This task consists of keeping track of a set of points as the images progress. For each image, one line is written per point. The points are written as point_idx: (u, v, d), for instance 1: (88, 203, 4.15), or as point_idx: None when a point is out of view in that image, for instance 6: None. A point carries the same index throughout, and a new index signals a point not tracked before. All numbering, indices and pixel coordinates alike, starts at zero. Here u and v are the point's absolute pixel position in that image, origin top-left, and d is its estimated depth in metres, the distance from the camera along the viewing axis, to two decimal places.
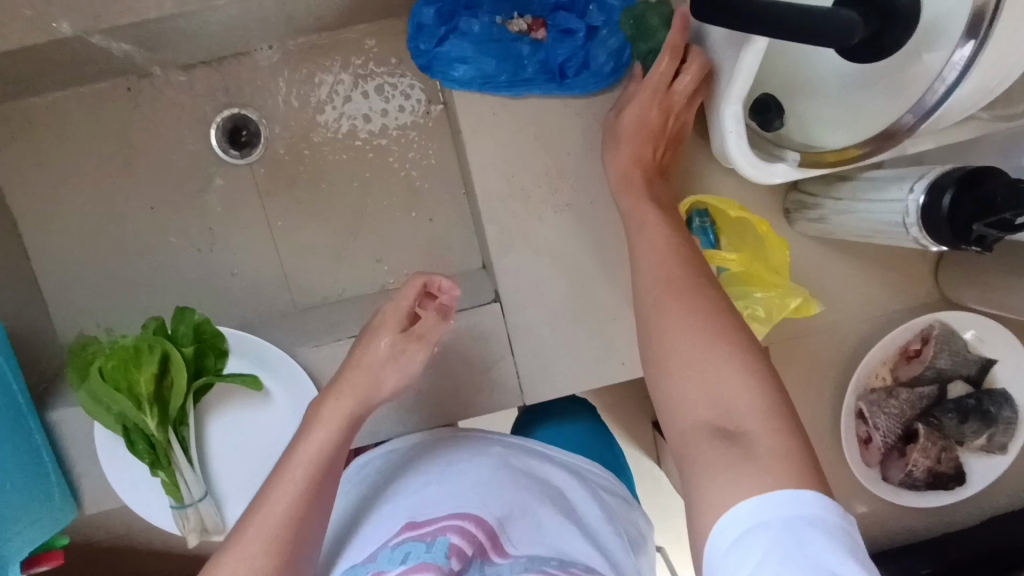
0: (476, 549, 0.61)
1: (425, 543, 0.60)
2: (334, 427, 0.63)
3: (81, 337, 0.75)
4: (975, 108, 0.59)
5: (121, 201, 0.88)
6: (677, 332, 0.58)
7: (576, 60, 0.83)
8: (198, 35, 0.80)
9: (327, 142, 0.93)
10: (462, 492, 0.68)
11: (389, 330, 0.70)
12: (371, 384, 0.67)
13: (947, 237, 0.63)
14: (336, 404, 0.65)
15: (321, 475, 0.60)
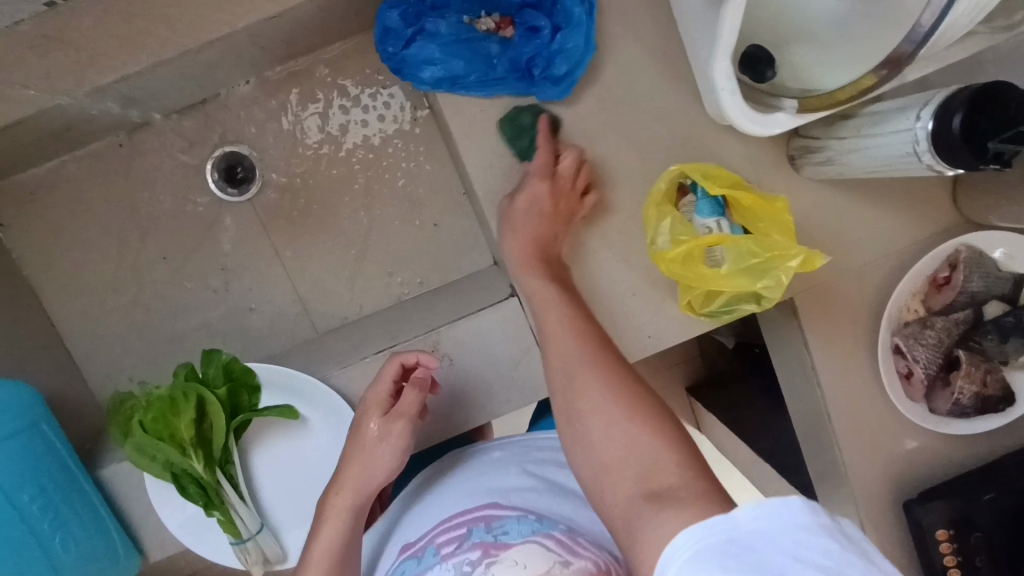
0: (467, 525, 0.62)
1: (416, 558, 0.62)
2: (339, 523, 0.69)
3: (119, 392, 0.78)
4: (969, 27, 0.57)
5: (135, 254, 0.92)
6: (604, 430, 0.56)
7: (545, 57, 0.75)
8: (175, 84, 0.80)
9: (319, 166, 0.92)
10: (453, 495, 0.70)
11: (374, 413, 0.73)
12: (366, 472, 0.72)
13: (964, 159, 0.56)
14: (337, 497, 0.71)
15: (337, 567, 0.68)
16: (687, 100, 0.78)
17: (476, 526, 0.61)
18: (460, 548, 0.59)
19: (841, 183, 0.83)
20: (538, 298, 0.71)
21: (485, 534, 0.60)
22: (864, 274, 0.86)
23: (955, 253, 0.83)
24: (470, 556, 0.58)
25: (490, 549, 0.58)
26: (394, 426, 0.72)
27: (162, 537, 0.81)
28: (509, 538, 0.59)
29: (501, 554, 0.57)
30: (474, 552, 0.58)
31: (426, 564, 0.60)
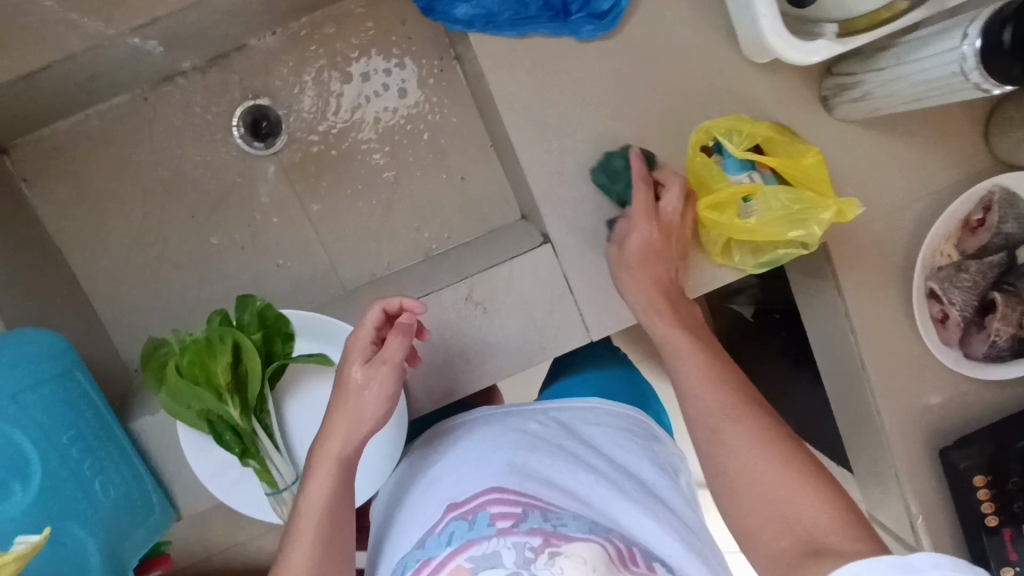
0: (524, 506, 0.60)
1: (467, 522, 0.59)
2: (330, 475, 0.67)
3: (151, 339, 0.77)
4: None
5: (162, 210, 0.91)
6: (742, 462, 0.61)
7: None
8: (204, 30, 0.79)
9: (343, 118, 0.92)
10: (497, 465, 0.66)
11: (357, 360, 0.70)
12: (353, 420, 0.68)
13: (1014, 71, 0.55)
14: (325, 444, 0.68)
15: (334, 519, 0.65)
16: (718, 39, 0.78)
17: (534, 512, 0.59)
18: (518, 530, 0.57)
19: (872, 125, 0.83)
20: (670, 348, 0.73)
21: (545, 523, 0.58)
22: (898, 217, 0.85)
23: (989, 195, 0.82)
24: (531, 542, 0.56)
25: (552, 538, 0.56)
26: (372, 369, 0.69)
27: (197, 488, 0.80)
28: (569, 532, 0.58)
29: (563, 545, 0.56)
30: (535, 538, 0.56)
31: (480, 534, 0.58)
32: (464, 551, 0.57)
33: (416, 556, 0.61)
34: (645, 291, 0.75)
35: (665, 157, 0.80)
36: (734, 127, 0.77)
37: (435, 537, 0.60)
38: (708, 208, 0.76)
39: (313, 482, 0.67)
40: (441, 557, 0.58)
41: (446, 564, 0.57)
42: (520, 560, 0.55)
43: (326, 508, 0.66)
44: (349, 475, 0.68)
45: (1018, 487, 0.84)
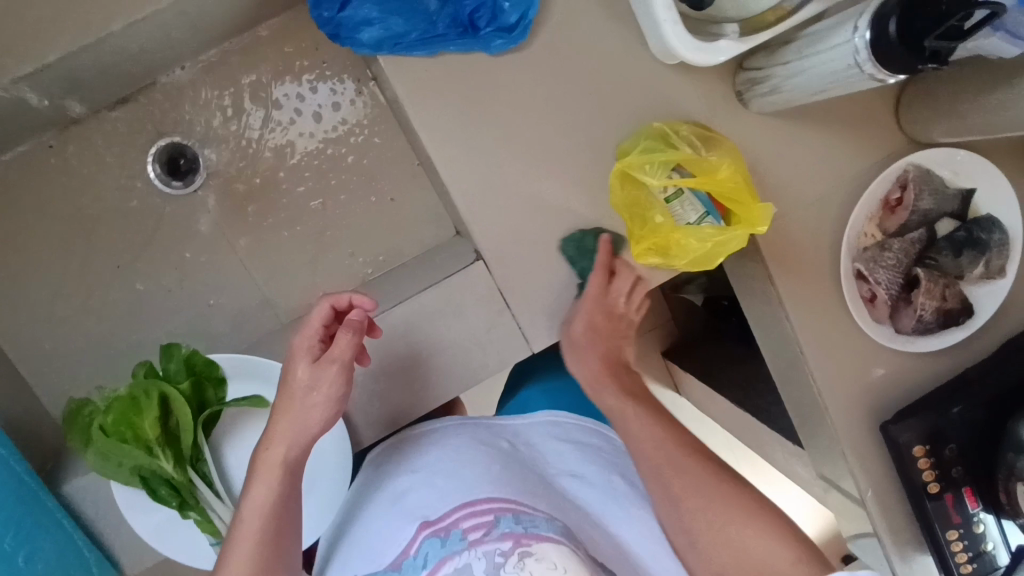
0: (494, 514, 0.66)
1: (440, 539, 0.65)
2: (274, 480, 0.67)
3: (72, 399, 0.74)
4: None
5: (81, 260, 0.87)
6: (714, 524, 0.68)
7: (486, 10, 0.74)
8: (105, 72, 0.76)
9: (264, 148, 0.89)
10: (468, 477, 0.72)
11: (303, 359, 0.69)
12: (299, 423, 0.68)
13: (902, 63, 0.56)
14: (269, 452, 0.67)
15: (279, 528, 0.67)
16: (632, 42, 0.78)
17: (504, 520, 0.66)
18: (490, 537, 0.64)
19: (790, 116, 0.84)
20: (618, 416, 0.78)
21: (516, 527, 0.65)
22: (823, 203, 0.87)
23: (905, 174, 0.85)
24: (502, 547, 0.63)
25: (522, 541, 0.63)
26: (320, 371, 0.68)
27: (139, 547, 0.77)
28: (539, 534, 0.64)
29: (533, 545, 0.63)
30: (506, 543, 0.63)
31: (453, 548, 0.64)
32: (444, 562, 0.64)
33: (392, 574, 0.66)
34: (596, 374, 0.81)
35: (592, 165, 0.80)
36: (650, 134, 0.78)
37: (412, 558, 0.66)
38: (648, 249, 0.77)
39: (250, 498, 0.67)
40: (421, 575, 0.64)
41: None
42: (490, 567, 0.62)
43: (272, 515, 0.66)
44: (294, 482, 0.68)
45: (953, 454, 0.89)
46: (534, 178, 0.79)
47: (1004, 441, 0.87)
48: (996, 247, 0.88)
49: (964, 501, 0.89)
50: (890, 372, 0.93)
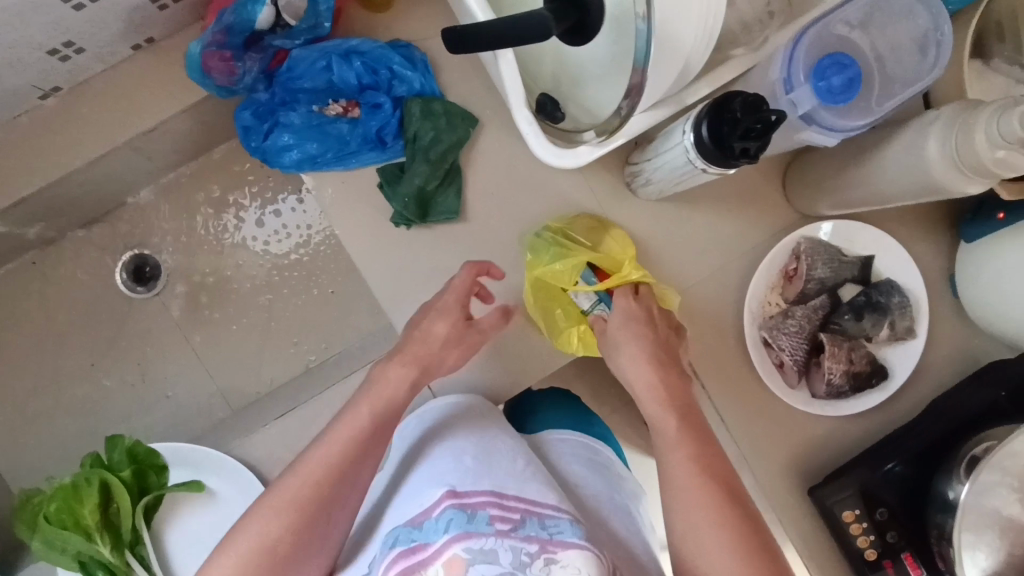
0: (521, 509, 0.63)
1: (468, 515, 0.62)
2: (308, 480, 0.66)
3: (25, 490, 0.81)
4: (701, 33, 0.64)
5: (56, 360, 0.98)
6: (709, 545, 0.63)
7: (393, 126, 0.84)
8: (75, 198, 0.89)
9: (217, 254, 1.00)
10: (498, 464, 0.68)
11: (451, 316, 0.78)
12: (389, 398, 0.73)
13: (720, 159, 0.64)
14: (315, 453, 0.67)
15: (302, 526, 0.64)
16: (524, 147, 0.87)
17: (530, 522, 0.63)
18: (516, 534, 0.61)
19: (681, 200, 0.91)
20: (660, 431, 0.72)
21: (540, 531, 0.62)
22: (723, 276, 0.93)
23: (798, 246, 0.90)
24: (529, 548, 0.61)
25: (547, 546, 0.61)
26: (460, 329, 0.79)
27: None
28: (566, 537, 0.62)
29: (558, 551, 0.61)
30: (531, 544, 0.61)
31: (479, 529, 0.61)
32: (461, 541, 0.60)
33: (410, 533, 0.62)
34: (640, 361, 0.77)
35: (495, 254, 0.88)
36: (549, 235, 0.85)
37: (432, 521, 0.62)
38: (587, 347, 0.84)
39: (312, 454, 0.67)
40: (438, 545, 0.60)
41: (439, 554, 0.60)
42: (515, 563, 0.60)
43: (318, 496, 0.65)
44: (372, 451, 0.69)
45: (885, 518, 0.87)
46: (443, 269, 0.87)
47: (933, 502, 0.84)
48: (897, 310, 0.90)
49: (905, 567, 0.86)
50: (812, 437, 0.94)
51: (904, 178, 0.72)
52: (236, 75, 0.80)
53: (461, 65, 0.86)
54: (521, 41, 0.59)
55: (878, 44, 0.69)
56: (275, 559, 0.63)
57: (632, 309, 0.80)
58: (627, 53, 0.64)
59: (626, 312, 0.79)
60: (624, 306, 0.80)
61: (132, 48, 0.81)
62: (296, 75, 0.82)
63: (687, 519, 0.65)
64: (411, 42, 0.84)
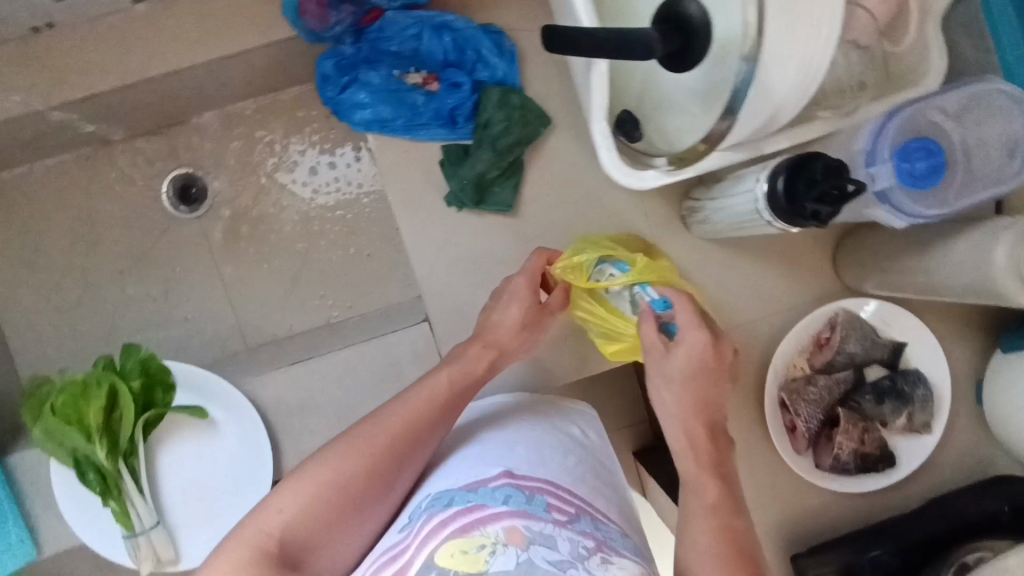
0: (574, 506, 0.65)
1: (525, 495, 0.63)
2: (359, 460, 0.66)
3: (36, 378, 0.82)
4: (805, 90, 0.61)
5: (85, 259, 0.98)
6: None
7: (467, 108, 0.85)
8: (144, 106, 0.90)
9: (264, 192, 1.01)
10: (551, 458, 0.70)
11: (523, 299, 0.78)
12: (462, 378, 0.73)
13: (788, 217, 0.64)
14: (371, 427, 0.68)
15: (336, 492, 0.64)
16: (591, 158, 0.87)
17: (583, 519, 0.64)
18: (572, 528, 0.62)
19: (731, 245, 0.90)
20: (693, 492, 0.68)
21: (595, 530, 0.63)
22: (754, 329, 0.92)
23: (835, 317, 0.90)
24: (585, 542, 0.61)
25: (603, 546, 0.61)
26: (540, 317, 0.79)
27: (61, 524, 0.84)
28: (617, 545, 0.63)
29: (614, 555, 0.61)
30: (586, 539, 0.61)
31: (536, 511, 0.62)
32: (520, 518, 0.61)
33: (464, 495, 0.64)
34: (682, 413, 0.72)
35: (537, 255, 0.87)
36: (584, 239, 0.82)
37: (489, 490, 0.64)
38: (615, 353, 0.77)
39: (390, 412, 0.69)
40: (495, 512, 0.62)
41: (497, 519, 0.61)
42: (573, 553, 0.59)
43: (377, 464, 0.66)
44: (446, 416, 0.71)
45: None
46: (483, 259, 0.87)
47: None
48: (919, 403, 0.89)
49: None
50: (805, 506, 0.93)
51: (963, 274, 0.71)
52: (328, 24, 0.80)
53: (548, 63, 0.85)
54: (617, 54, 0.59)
55: (967, 138, 0.66)
56: (344, 509, 0.64)
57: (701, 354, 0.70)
58: (716, 100, 0.63)
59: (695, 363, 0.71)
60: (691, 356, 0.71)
61: None
62: (386, 36, 0.82)
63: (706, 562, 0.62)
64: (503, 30, 0.83)
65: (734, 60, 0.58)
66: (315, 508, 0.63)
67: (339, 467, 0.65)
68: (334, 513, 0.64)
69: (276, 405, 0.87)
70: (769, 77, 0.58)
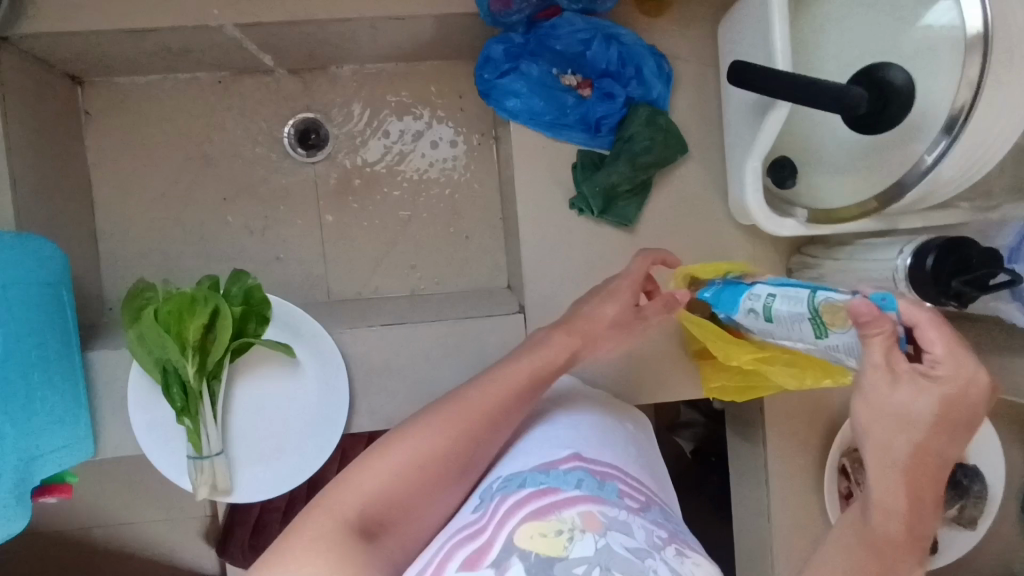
0: (642, 498, 0.61)
1: (596, 480, 0.59)
2: (448, 433, 0.60)
3: (140, 281, 0.82)
4: (974, 180, 0.66)
5: (194, 178, 0.99)
6: None
7: (613, 119, 0.86)
8: (296, 45, 0.91)
9: (380, 154, 1.02)
10: (612, 450, 0.67)
11: (630, 290, 0.76)
12: (554, 360, 0.69)
13: (929, 293, 0.66)
14: (460, 402, 0.63)
15: (422, 467, 0.58)
16: (716, 194, 0.89)
17: (653, 510, 0.60)
18: (645, 516, 0.57)
19: None
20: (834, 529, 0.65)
21: (665, 522, 0.58)
22: (828, 392, 0.94)
23: None
24: (659, 533, 0.55)
25: (676, 538, 0.56)
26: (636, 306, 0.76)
27: (123, 430, 0.83)
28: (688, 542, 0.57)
29: (689, 549, 0.55)
30: (661, 530, 0.56)
31: (608, 497, 0.57)
32: (594, 503, 0.56)
33: (537, 477, 0.59)
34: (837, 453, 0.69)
35: None
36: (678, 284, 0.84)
37: (560, 473, 0.60)
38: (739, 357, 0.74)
39: (483, 386, 0.65)
40: (569, 492, 0.57)
41: (574, 504, 0.55)
42: (650, 543, 0.53)
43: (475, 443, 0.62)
44: (534, 394, 0.67)
45: None
46: (592, 266, 0.89)
47: None
48: (973, 498, 0.92)
49: None
50: None
51: None
52: (509, 10, 0.82)
53: (698, 96, 0.88)
54: (811, 103, 0.60)
55: None
56: (444, 474, 0.60)
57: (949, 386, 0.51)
58: (881, 170, 0.67)
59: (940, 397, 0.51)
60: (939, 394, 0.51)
61: None
62: (555, 34, 0.84)
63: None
64: (665, 55, 0.86)
65: (920, 140, 0.62)
66: (414, 477, 0.58)
67: (443, 436, 0.60)
68: (429, 480, 0.59)
69: (359, 361, 0.87)
70: (954, 164, 0.62)
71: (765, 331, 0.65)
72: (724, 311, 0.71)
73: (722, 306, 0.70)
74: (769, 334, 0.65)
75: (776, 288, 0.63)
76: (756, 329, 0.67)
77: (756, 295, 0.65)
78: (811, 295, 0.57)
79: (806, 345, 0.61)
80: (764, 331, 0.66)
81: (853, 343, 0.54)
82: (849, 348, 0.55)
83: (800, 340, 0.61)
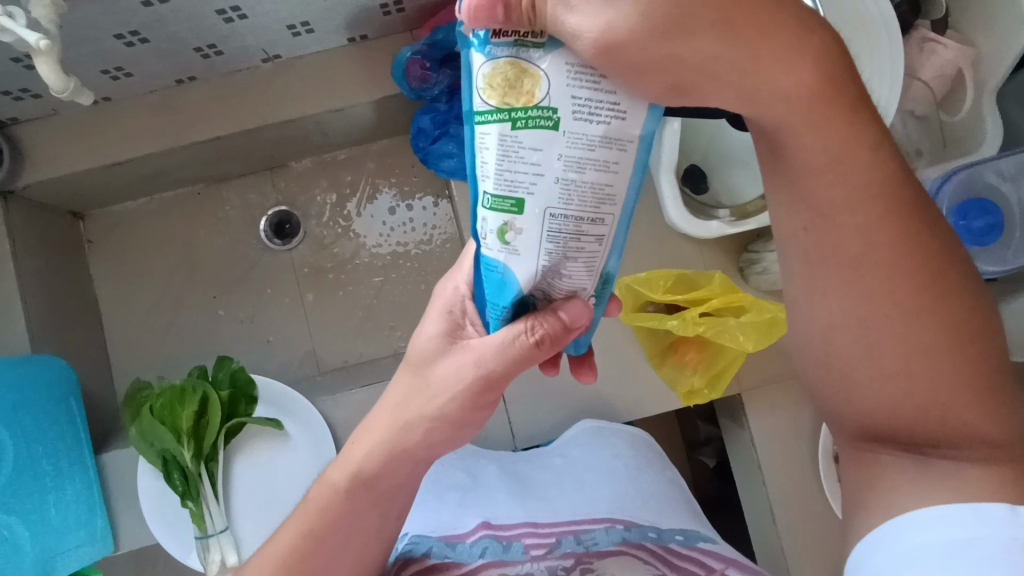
0: (556, 535, 0.69)
1: (502, 544, 0.67)
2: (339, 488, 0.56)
3: (138, 382, 0.89)
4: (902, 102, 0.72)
5: (185, 282, 1.10)
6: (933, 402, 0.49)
7: None
8: (256, 149, 1.02)
9: (346, 230, 1.10)
10: (520, 504, 0.75)
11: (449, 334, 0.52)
12: (404, 389, 0.54)
13: None
14: (346, 457, 0.57)
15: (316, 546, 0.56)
16: (654, 210, 0.94)
17: (566, 538, 0.69)
18: (551, 555, 0.67)
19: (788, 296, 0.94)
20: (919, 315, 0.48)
21: (577, 545, 0.68)
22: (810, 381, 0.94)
23: None
24: (564, 564, 0.67)
25: (584, 559, 0.68)
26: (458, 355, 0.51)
27: (138, 524, 0.89)
28: (601, 548, 0.68)
29: (595, 562, 0.67)
30: (567, 560, 0.67)
31: (514, 557, 0.67)
32: (497, 567, 0.66)
33: (444, 549, 0.68)
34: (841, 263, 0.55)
35: None
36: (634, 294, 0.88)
37: (466, 546, 0.68)
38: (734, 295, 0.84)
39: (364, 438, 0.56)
40: (476, 564, 0.66)
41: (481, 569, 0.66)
42: None
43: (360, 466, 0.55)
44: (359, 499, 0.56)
45: None
46: None
47: None
48: None
49: None
50: None
51: None
52: (428, 84, 0.92)
53: None
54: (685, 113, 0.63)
55: None
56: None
57: (729, 40, 0.35)
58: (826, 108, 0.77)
59: (649, 35, 0.34)
60: (775, 113, 0.40)
61: (347, 39, 0.93)
62: None
63: (882, 368, 0.49)
64: None
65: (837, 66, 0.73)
66: None
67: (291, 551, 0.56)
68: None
69: (346, 424, 0.92)
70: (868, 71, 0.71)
71: (556, 228, 0.39)
72: (522, 301, 0.44)
73: (510, 310, 0.45)
74: (555, 234, 0.39)
75: (478, 195, 0.40)
76: (551, 249, 0.40)
77: (483, 221, 0.40)
78: (487, 121, 0.37)
79: (573, 173, 0.38)
80: (544, 242, 0.40)
81: (568, 58, 0.36)
82: (576, 78, 0.36)
83: (563, 177, 0.38)
